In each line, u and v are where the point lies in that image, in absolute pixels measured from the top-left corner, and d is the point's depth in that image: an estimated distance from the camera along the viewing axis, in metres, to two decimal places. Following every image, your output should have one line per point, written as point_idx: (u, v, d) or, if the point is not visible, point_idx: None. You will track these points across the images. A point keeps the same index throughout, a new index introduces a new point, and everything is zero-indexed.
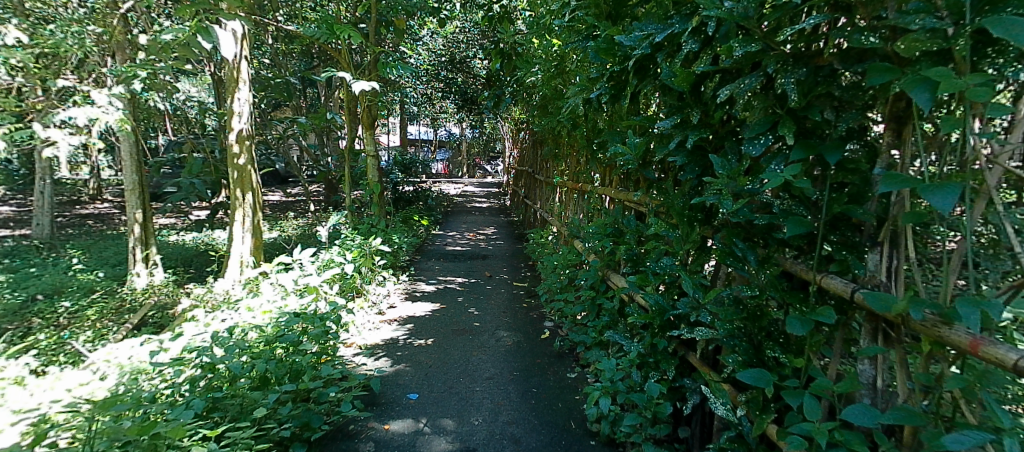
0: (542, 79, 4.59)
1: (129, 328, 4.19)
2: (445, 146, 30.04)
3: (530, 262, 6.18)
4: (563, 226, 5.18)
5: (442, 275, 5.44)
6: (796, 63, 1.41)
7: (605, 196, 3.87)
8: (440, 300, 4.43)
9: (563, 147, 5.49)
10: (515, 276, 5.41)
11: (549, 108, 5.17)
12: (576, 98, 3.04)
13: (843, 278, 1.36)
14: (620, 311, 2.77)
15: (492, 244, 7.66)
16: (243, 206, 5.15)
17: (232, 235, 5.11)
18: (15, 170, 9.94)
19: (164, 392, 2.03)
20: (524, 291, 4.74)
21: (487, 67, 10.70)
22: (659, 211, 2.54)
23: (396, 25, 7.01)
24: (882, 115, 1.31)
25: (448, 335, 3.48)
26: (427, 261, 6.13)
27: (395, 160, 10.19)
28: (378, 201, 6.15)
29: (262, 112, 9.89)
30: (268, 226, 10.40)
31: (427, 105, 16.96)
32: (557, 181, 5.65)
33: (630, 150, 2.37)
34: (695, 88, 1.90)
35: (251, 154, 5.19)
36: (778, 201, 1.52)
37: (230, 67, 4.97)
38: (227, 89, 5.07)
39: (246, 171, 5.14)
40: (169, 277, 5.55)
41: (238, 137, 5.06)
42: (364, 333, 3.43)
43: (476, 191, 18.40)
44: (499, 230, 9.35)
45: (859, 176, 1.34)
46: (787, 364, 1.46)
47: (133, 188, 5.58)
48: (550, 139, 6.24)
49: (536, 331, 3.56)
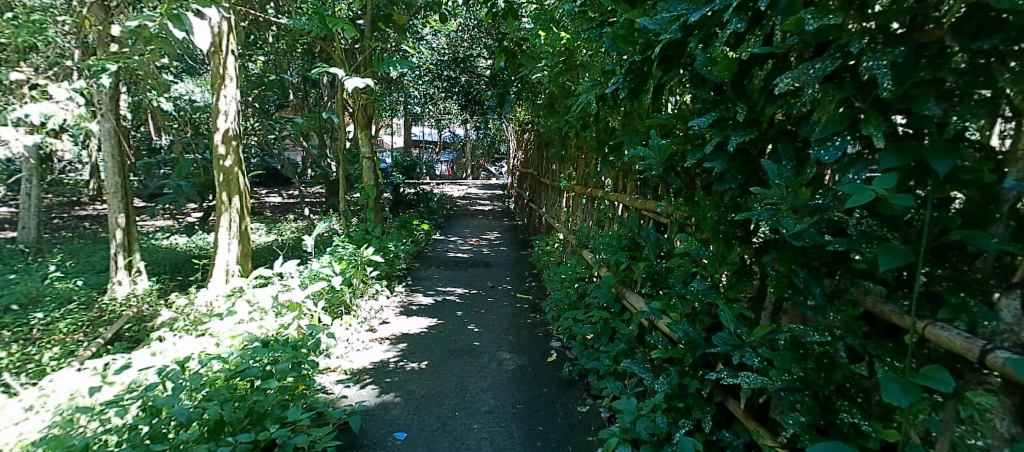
0: (549, 75, 4.26)
1: (103, 342, 3.88)
2: (449, 147, 29.73)
3: (534, 270, 5.85)
4: (570, 235, 4.86)
5: (442, 285, 5.10)
6: (888, 41, 1.08)
7: (617, 204, 3.54)
8: (437, 314, 4.10)
9: (571, 149, 5.17)
10: (518, 287, 5.08)
11: (555, 107, 4.84)
12: (587, 94, 2.72)
13: (956, 326, 1.02)
14: (638, 338, 2.45)
15: (495, 250, 7.34)
16: (230, 211, 4.83)
17: (217, 241, 4.80)
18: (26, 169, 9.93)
19: (98, 441, 1.72)
20: (527, 305, 4.41)
21: (491, 65, 10.40)
22: (686, 224, 2.21)
23: (395, 20, 6.71)
24: (1013, 109, 0.98)
25: (445, 358, 3.16)
26: (426, 269, 5.79)
27: (396, 162, 9.90)
28: (375, 205, 5.84)
29: (260, 111, 9.61)
30: (266, 229, 10.11)
31: (430, 106, 16.66)
32: (564, 186, 5.34)
33: (653, 154, 2.05)
34: (739, 80, 1.57)
35: (238, 155, 4.89)
36: (854, 220, 1.19)
37: (215, 62, 4.68)
38: (212, 86, 4.78)
39: (233, 174, 4.83)
40: (153, 285, 5.23)
41: (224, 136, 4.76)
42: (351, 355, 3.11)
43: (481, 194, 18.11)
44: (502, 235, 9.04)
45: (977, 190, 1.00)
46: (873, 436, 1.14)
47: (114, 191, 5.26)
48: (556, 141, 5.92)
49: (542, 353, 3.23)
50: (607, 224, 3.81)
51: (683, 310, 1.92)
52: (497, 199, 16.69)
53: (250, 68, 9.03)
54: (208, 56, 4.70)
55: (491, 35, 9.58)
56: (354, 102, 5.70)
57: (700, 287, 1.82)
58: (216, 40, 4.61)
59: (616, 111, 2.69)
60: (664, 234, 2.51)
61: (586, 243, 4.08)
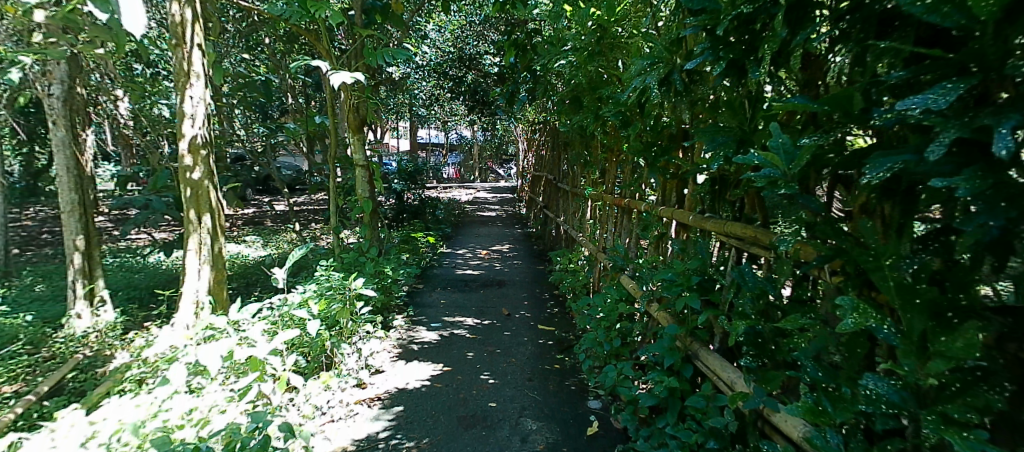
0: (576, 63, 3.52)
1: (35, 400, 3.16)
2: (457, 149, 29.04)
3: (555, 291, 5.11)
4: (599, 253, 4.09)
5: (449, 315, 4.34)
6: None
7: (668, 221, 2.80)
8: (442, 358, 3.35)
9: (597, 151, 4.44)
10: (539, 315, 4.31)
11: (580, 101, 4.11)
12: (644, 78, 1.96)
13: None
14: (735, 434, 1.70)
15: (508, 265, 6.58)
16: (200, 232, 4.11)
17: (185, 268, 4.07)
18: (14, 182, 9.39)
19: None
20: (552, 340, 3.67)
21: (499, 61, 9.65)
22: (815, 267, 1.46)
23: (393, 11, 5.97)
24: None
25: (453, 431, 2.41)
26: (431, 293, 5.03)
27: (399, 167, 9.22)
28: (371, 220, 5.02)
29: (251, 116, 8.93)
30: (262, 242, 9.44)
31: (436, 107, 15.93)
32: (589, 194, 4.59)
33: (776, 160, 1.27)
34: (1008, 18, 0.80)
35: (209, 165, 4.18)
36: None
37: (178, 57, 3.98)
38: (176, 86, 4.07)
39: (202, 188, 4.11)
40: (118, 317, 4.54)
41: (190, 145, 4.04)
42: (330, 433, 2.39)
43: (491, 199, 17.36)
44: (515, 245, 8.28)
45: None
46: None
47: (71, 209, 4.50)
48: (578, 143, 5.14)
49: (578, 422, 2.49)
50: (651, 247, 3.07)
51: (840, 421, 1.17)
52: (506, 204, 15.92)
53: (240, 69, 8.34)
54: (169, 51, 4.01)
55: (499, 30, 8.83)
56: (344, 101, 4.95)
57: (882, 390, 1.06)
58: (178, 31, 3.93)
59: (686, 99, 1.92)
60: (763, 275, 1.76)
61: (626, 267, 3.31)
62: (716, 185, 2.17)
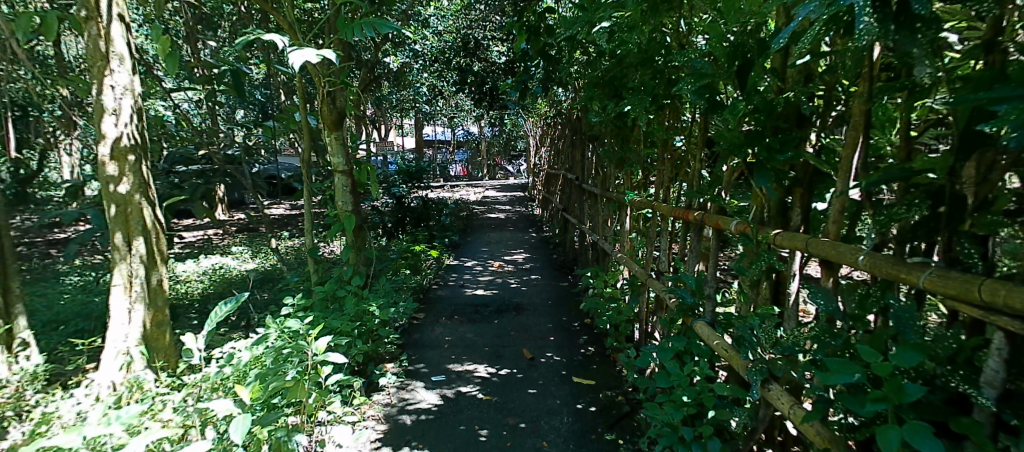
0: (628, 24, 2.53)
1: None
2: (465, 146, 27.98)
3: (586, 321, 4.14)
4: (649, 281, 3.11)
5: (454, 360, 3.36)
6: None
7: (785, 250, 1.81)
8: (446, 442, 2.38)
9: (641, 146, 3.45)
10: (571, 360, 3.34)
11: (621, 80, 3.12)
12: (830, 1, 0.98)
13: None
14: None
15: (525, 281, 5.57)
16: (129, 261, 3.15)
17: (110, 309, 3.12)
18: None
19: None
20: (596, 404, 2.70)
21: (506, 46, 8.62)
22: None
23: None
24: None
25: None
26: (433, 327, 4.05)
27: (400, 167, 8.26)
28: (357, 237, 4.06)
29: (231, 114, 8.00)
30: (250, 252, 8.57)
31: (440, 101, 14.92)
32: (629, 201, 3.60)
33: None
34: None
35: (141, 175, 3.22)
36: None
37: (91, 34, 3.02)
38: (91, 73, 3.10)
39: (132, 204, 3.16)
40: (42, 364, 3.62)
41: (113, 150, 3.08)
42: None
43: (501, 198, 16.42)
44: (532, 254, 7.28)
45: None
46: None
47: None
48: (613, 138, 4.11)
49: None
50: (748, 286, 2.09)
51: None
52: (516, 203, 14.86)
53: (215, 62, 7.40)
54: (79, 28, 3.05)
55: (507, 12, 7.81)
56: (318, 90, 3.97)
57: None
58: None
59: (921, 37, 0.97)
60: None
61: (702, 310, 2.33)
62: (940, 205, 1.19)
